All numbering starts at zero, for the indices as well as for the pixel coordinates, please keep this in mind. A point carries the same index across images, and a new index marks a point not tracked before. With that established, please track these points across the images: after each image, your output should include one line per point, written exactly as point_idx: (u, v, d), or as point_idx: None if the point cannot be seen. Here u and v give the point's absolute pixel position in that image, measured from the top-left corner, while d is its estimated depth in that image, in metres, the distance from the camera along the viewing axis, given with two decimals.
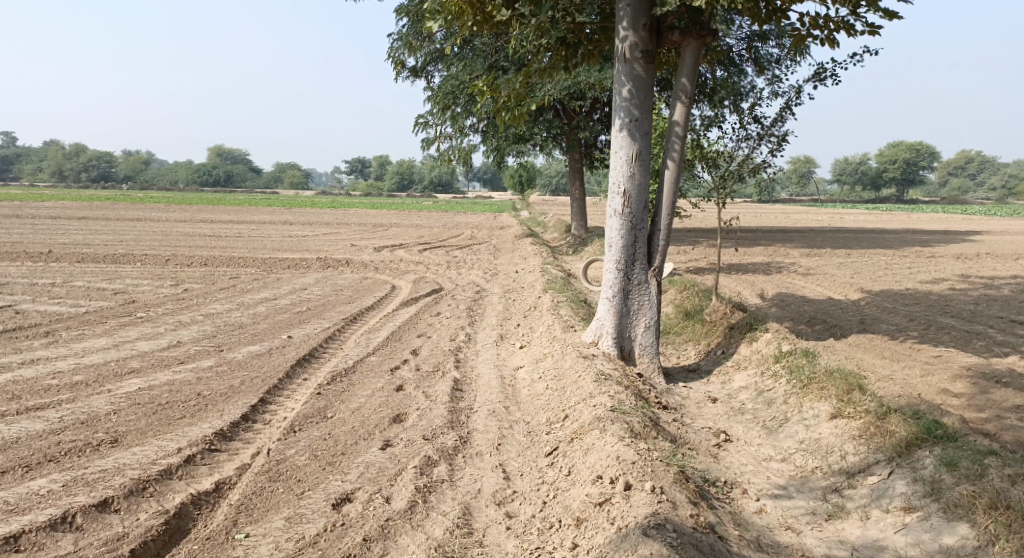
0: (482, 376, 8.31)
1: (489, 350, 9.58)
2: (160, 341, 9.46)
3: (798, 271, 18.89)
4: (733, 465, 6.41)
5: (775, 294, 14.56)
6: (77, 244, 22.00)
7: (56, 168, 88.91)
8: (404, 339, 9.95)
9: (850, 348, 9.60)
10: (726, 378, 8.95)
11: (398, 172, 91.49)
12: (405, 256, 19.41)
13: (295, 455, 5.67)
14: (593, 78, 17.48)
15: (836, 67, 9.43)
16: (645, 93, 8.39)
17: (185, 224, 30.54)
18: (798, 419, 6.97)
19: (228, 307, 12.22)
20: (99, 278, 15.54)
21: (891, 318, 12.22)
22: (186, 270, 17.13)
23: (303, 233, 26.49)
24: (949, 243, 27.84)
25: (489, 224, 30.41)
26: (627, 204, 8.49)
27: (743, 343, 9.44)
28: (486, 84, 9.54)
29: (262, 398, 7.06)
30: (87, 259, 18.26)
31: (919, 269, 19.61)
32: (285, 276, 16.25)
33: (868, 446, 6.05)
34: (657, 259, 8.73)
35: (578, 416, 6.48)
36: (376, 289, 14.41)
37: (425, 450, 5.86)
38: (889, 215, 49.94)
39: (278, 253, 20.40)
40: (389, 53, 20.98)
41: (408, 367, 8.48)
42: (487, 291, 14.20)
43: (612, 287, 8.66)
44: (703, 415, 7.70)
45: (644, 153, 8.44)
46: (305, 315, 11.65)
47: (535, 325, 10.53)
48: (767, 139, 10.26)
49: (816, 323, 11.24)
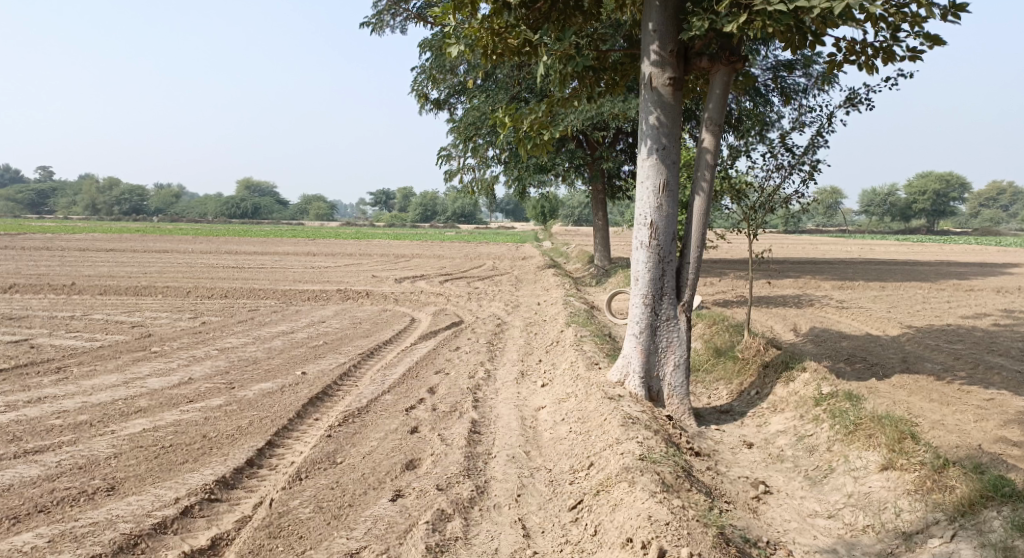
0: (502, 417, 7.89)
1: (510, 388, 9.15)
2: (171, 377, 9.13)
3: (831, 304, 18.34)
4: (775, 522, 6.11)
5: (808, 329, 14.03)
6: (100, 275, 21.90)
7: (87, 200, 90.11)
8: (422, 376, 9.55)
9: (894, 390, 9.08)
10: (761, 420, 8.47)
11: (423, 203, 91.95)
12: (427, 288, 19.09)
13: (299, 507, 5.27)
14: (617, 107, 17.17)
15: (870, 91, 9.02)
16: (673, 121, 8.01)
17: (209, 255, 30.49)
18: (844, 469, 6.70)
19: (244, 341, 11.89)
20: (118, 311, 15.33)
21: (934, 355, 11.66)
22: (206, 302, 16.90)
23: (325, 264, 26.32)
24: (987, 275, 27.04)
25: (512, 255, 30.10)
26: (655, 235, 8.08)
27: (778, 384, 8.96)
28: (508, 114, 9.20)
29: (270, 440, 6.67)
30: (109, 291, 18.11)
31: (958, 303, 18.96)
32: (305, 308, 15.97)
33: (924, 504, 5.82)
34: (686, 294, 8.28)
35: (604, 465, 6.05)
36: (396, 322, 14.05)
37: (439, 502, 5.43)
38: (920, 246, 48.94)
39: (299, 284, 20.15)
40: (412, 86, 20.91)
41: (424, 407, 8.08)
42: (509, 324, 13.79)
43: (638, 324, 8.22)
44: (738, 462, 7.23)
45: (672, 183, 8.04)
46: (321, 350, 11.31)
47: (558, 361, 10.08)
48: (799, 168, 9.82)
49: (855, 361, 10.72)
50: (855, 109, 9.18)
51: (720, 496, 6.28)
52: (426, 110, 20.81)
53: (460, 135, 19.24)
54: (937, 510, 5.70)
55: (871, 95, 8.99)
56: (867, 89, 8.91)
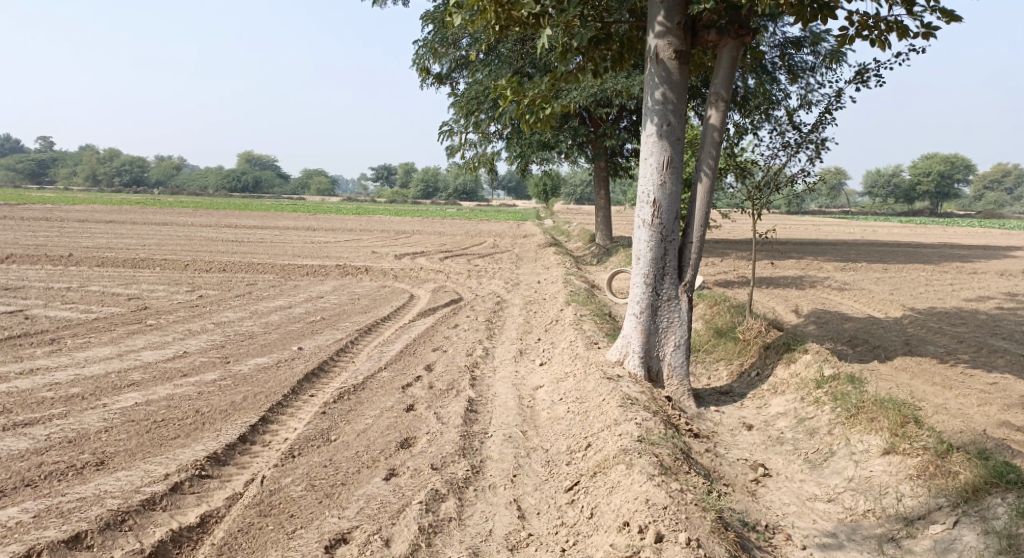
0: (500, 396, 7.79)
1: (508, 366, 9.05)
2: (166, 351, 9.04)
3: (833, 286, 18.21)
4: (774, 505, 6.02)
5: (810, 311, 13.90)
6: (98, 247, 21.79)
7: (89, 172, 89.88)
8: (419, 353, 9.45)
9: (896, 373, 8.98)
10: (761, 402, 8.38)
11: (425, 179, 91.71)
12: (427, 265, 18.96)
13: (290, 485, 5.18)
14: (621, 84, 16.95)
15: (880, 67, 8.81)
16: (679, 96, 7.83)
17: (209, 228, 30.32)
18: (845, 453, 6.60)
19: (240, 315, 11.79)
20: (114, 283, 15.20)
21: (937, 338, 11.54)
22: (204, 275, 16.78)
23: (325, 239, 26.19)
24: (990, 258, 26.88)
25: (514, 233, 29.93)
26: (658, 213, 7.93)
27: (779, 366, 8.87)
28: (510, 87, 9.01)
29: (263, 415, 6.58)
30: (106, 263, 17.98)
31: (961, 286, 18.83)
32: (303, 283, 15.85)
33: (927, 490, 5.72)
34: (688, 274, 8.15)
35: (603, 446, 5.95)
36: (394, 298, 13.94)
37: (433, 481, 5.34)
38: (923, 229, 48.68)
39: (299, 259, 20.04)
40: (414, 61, 20.68)
41: (421, 384, 7.98)
42: (508, 302, 13.67)
43: (639, 303, 8.10)
44: (738, 444, 7.13)
45: (676, 160, 7.88)
46: (318, 325, 11.20)
47: (557, 340, 9.98)
48: (806, 146, 9.65)
49: (857, 343, 10.61)
50: (864, 86, 8.99)
51: (718, 478, 6.20)
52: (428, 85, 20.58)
53: (462, 110, 19.03)
54: (940, 496, 5.61)
55: (881, 71, 8.79)
56: (878, 66, 8.70)
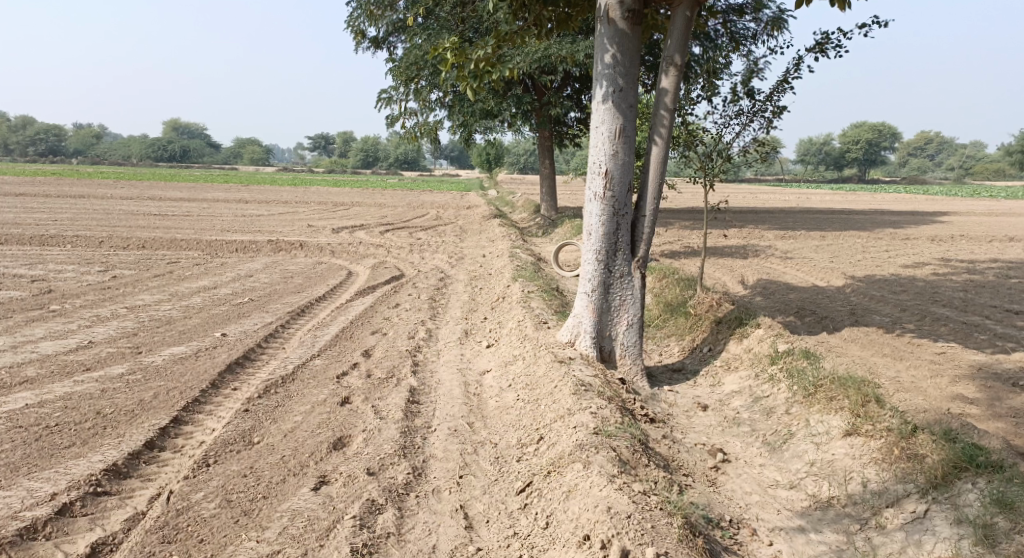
0: (444, 383, 7.24)
1: (452, 349, 8.51)
2: (69, 342, 8.40)
3: (775, 254, 18.08)
4: (735, 495, 5.64)
5: (756, 281, 13.65)
6: (9, 224, 20.43)
7: (4, 143, 85.44)
8: (356, 337, 8.83)
9: (848, 345, 8.70)
10: (715, 379, 8.00)
11: (361, 149, 89.94)
12: (365, 238, 18.22)
13: (202, 502, 4.65)
14: (564, 50, 16.34)
15: (841, 37, 8.51)
16: (632, 59, 7.31)
17: (132, 202, 28.89)
18: (805, 435, 6.20)
19: (159, 298, 11.00)
20: (20, 263, 14.14)
21: (883, 307, 11.38)
22: (122, 253, 15.79)
23: (258, 212, 25.14)
24: (922, 224, 27.30)
25: (455, 204, 29.25)
26: (610, 185, 7.44)
27: (732, 341, 8.52)
28: (451, 49, 8.31)
29: (175, 417, 6.03)
30: (15, 240, 16.82)
31: (898, 253, 18.90)
32: (231, 260, 15.02)
33: (894, 474, 5.38)
34: (641, 249, 7.69)
35: (555, 441, 5.48)
36: (331, 275, 13.23)
37: (369, 491, 4.79)
38: (855, 196, 49.53)
39: (228, 234, 19.07)
40: (348, 24, 19.70)
41: (358, 373, 7.39)
42: (451, 278, 13.09)
43: (590, 281, 7.62)
44: (694, 427, 6.70)
45: (629, 129, 7.38)
46: (246, 307, 10.49)
47: (503, 319, 9.46)
48: (760, 115, 9.27)
49: (807, 314, 10.34)
50: (824, 55, 8.67)
51: (677, 469, 5.78)
52: (362, 50, 19.63)
53: (399, 77, 18.20)
54: (907, 481, 5.28)
55: (842, 41, 8.49)
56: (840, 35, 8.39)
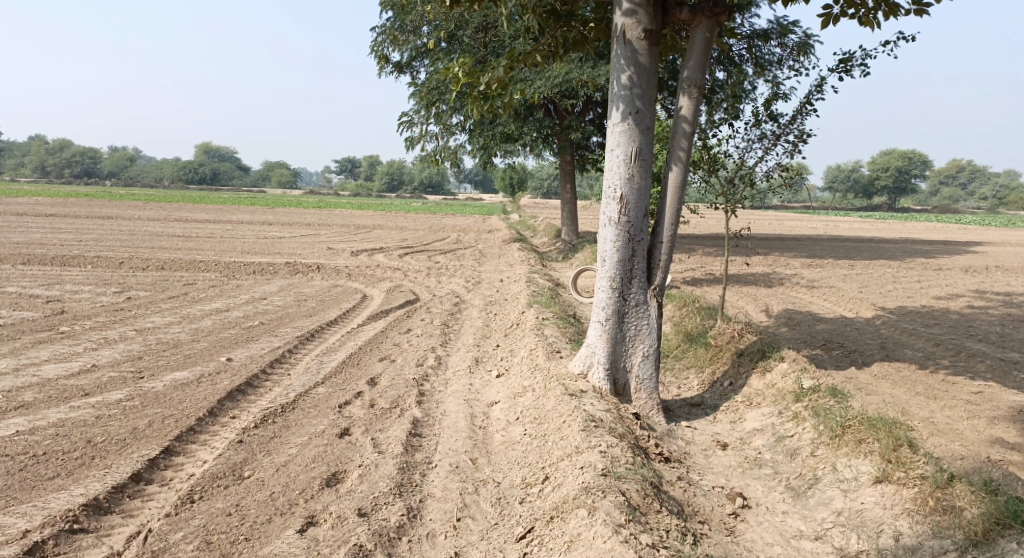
0: (449, 414, 6.94)
1: (461, 378, 8.22)
2: (71, 365, 8.23)
3: (801, 283, 17.63)
4: (755, 546, 5.26)
5: (781, 311, 13.24)
6: (32, 243, 20.54)
7: (40, 164, 87.10)
8: (363, 364, 8.57)
9: (878, 381, 8.29)
10: (736, 416, 7.63)
11: (388, 172, 90.55)
12: (383, 261, 18.06)
13: (180, 543, 4.63)
14: (585, 75, 16.14)
15: (865, 55, 8.19)
16: (649, 80, 7.06)
17: (157, 223, 29.08)
18: (831, 480, 5.80)
19: (169, 320, 10.84)
20: (37, 283, 14.10)
21: (914, 341, 10.92)
22: (139, 274, 15.73)
23: (280, 234, 25.12)
24: (953, 254, 26.67)
25: (477, 228, 29.11)
26: (625, 210, 7.15)
27: (754, 376, 8.16)
28: (463, 70, 8.10)
29: (167, 447, 5.79)
30: (35, 260, 16.83)
31: (930, 283, 18.35)
32: (247, 282, 14.88)
33: (929, 528, 4.98)
34: (658, 277, 7.38)
35: (561, 483, 5.18)
36: (345, 299, 13.03)
37: (356, 534, 4.68)
38: (884, 224, 48.75)
39: (247, 256, 19.01)
40: (371, 48, 19.71)
41: (361, 402, 7.12)
42: (467, 303, 12.83)
43: (604, 310, 7.31)
44: (712, 467, 6.34)
45: (645, 152, 7.12)
46: (256, 330, 10.29)
47: (516, 347, 9.17)
48: (783, 138, 8.96)
49: (833, 348, 9.93)
50: (848, 75, 8.35)
51: (692, 515, 5.43)
52: (384, 74, 19.61)
53: (421, 100, 18.12)
54: (944, 537, 4.88)
55: (867, 59, 8.17)
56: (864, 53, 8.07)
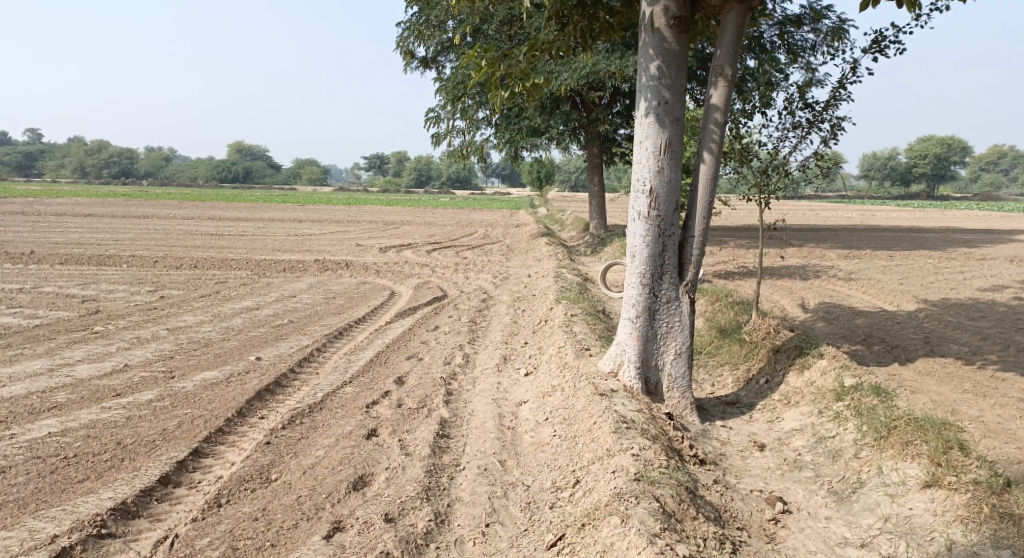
0: (478, 415, 6.82)
1: (490, 377, 8.09)
2: (103, 366, 8.23)
3: (838, 275, 17.25)
4: (798, 553, 5.08)
5: (817, 305, 12.93)
6: (68, 243, 20.81)
7: (78, 164, 88.52)
8: (390, 362, 8.47)
9: (921, 378, 8.02)
10: (773, 415, 7.42)
11: (417, 167, 90.91)
12: (412, 257, 17.99)
13: (207, 549, 4.57)
14: (613, 66, 15.90)
15: (898, 33, 7.89)
16: (678, 70, 6.86)
17: (189, 221, 29.35)
18: (877, 484, 5.60)
19: (200, 319, 10.85)
20: (72, 282, 14.22)
21: (958, 335, 10.57)
22: (171, 273, 15.82)
23: (310, 231, 25.20)
24: (995, 244, 25.98)
25: (505, 222, 28.98)
26: (655, 204, 6.97)
27: (792, 374, 7.93)
28: (487, 63, 7.95)
29: (195, 448, 5.73)
30: (70, 259, 17.01)
31: (972, 274, 17.86)
32: (278, 280, 14.90)
33: (985, 538, 4.76)
34: (690, 272, 7.18)
35: (594, 487, 5.05)
36: (373, 296, 12.98)
37: (383, 542, 4.59)
38: (921, 212, 47.74)
39: (277, 253, 19.06)
40: (398, 43, 19.65)
41: (389, 402, 7.02)
42: (495, 299, 12.69)
43: (635, 307, 7.14)
44: (750, 470, 6.14)
45: (675, 145, 6.92)
46: (285, 329, 10.25)
47: (545, 344, 9.01)
48: (818, 126, 8.69)
49: (873, 343, 9.64)
50: (882, 55, 8.05)
51: (731, 520, 5.26)
52: (412, 69, 19.54)
53: (448, 95, 18.02)
54: (1002, 547, 4.66)
55: (900, 37, 7.87)
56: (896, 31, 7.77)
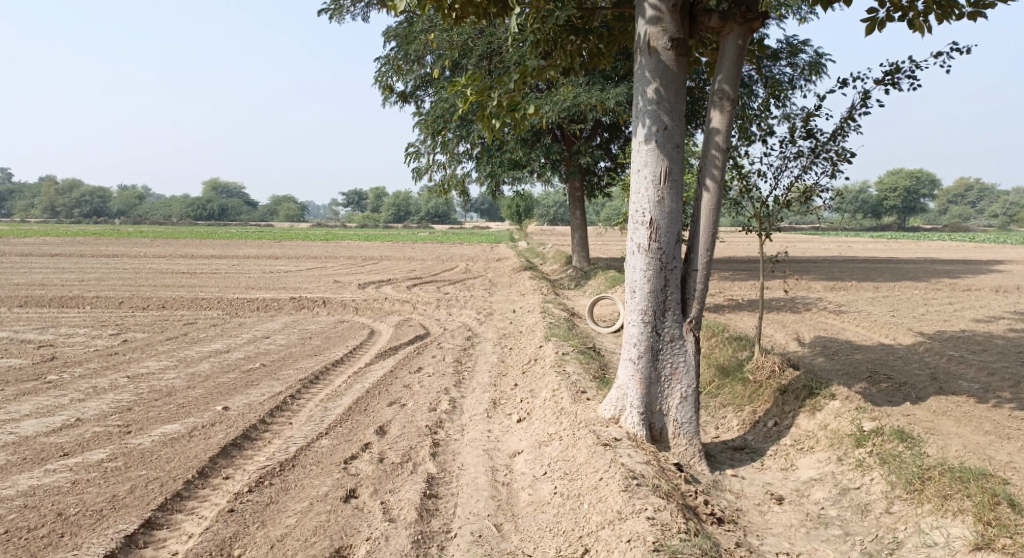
0: (468, 469, 6.19)
1: (478, 424, 7.46)
2: (53, 420, 7.51)
3: (828, 308, 16.85)
4: None
5: (813, 339, 12.44)
6: (31, 284, 19.94)
7: (49, 204, 87.34)
8: (371, 410, 7.82)
9: (939, 418, 7.51)
10: (787, 462, 6.84)
11: (394, 204, 90.66)
12: (392, 294, 17.40)
13: None
14: (594, 98, 15.54)
15: (914, 67, 7.80)
16: (677, 93, 6.39)
17: (161, 259, 28.54)
18: (918, 545, 5.09)
19: (165, 365, 10.14)
20: (31, 327, 13.44)
21: (965, 370, 10.09)
22: (138, 314, 15.05)
23: (286, 268, 24.49)
24: (977, 273, 25.88)
25: (484, 256, 28.42)
26: (655, 236, 6.45)
27: (803, 416, 7.38)
28: (471, 89, 7.37)
29: (148, 519, 5.15)
30: (32, 301, 16.20)
31: (963, 305, 17.53)
32: (250, 320, 14.20)
33: None
34: (694, 309, 6.64)
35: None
36: (352, 335, 12.32)
37: None
38: (898, 243, 47.89)
39: (251, 291, 18.35)
40: (375, 78, 19.23)
41: (369, 456, 6.38)
42: (480, 337, 12.06)
43: (635, 347, 6.57)
44: (771, 528, 5.57)
45: (676, 172, 6.43)
46: (256, 374, 9.57)
47: (536, 387, 8.40)
48: (823, 156, 8.45)
49: (881, 380, 9.11)
50: (894, 87, 7.94)
51: None
52: (390, 103, 19.09)
53: (427, 128, 17.58)
54: None
55: (916, 71, 7.78)
56: (914, 63, 7.68)
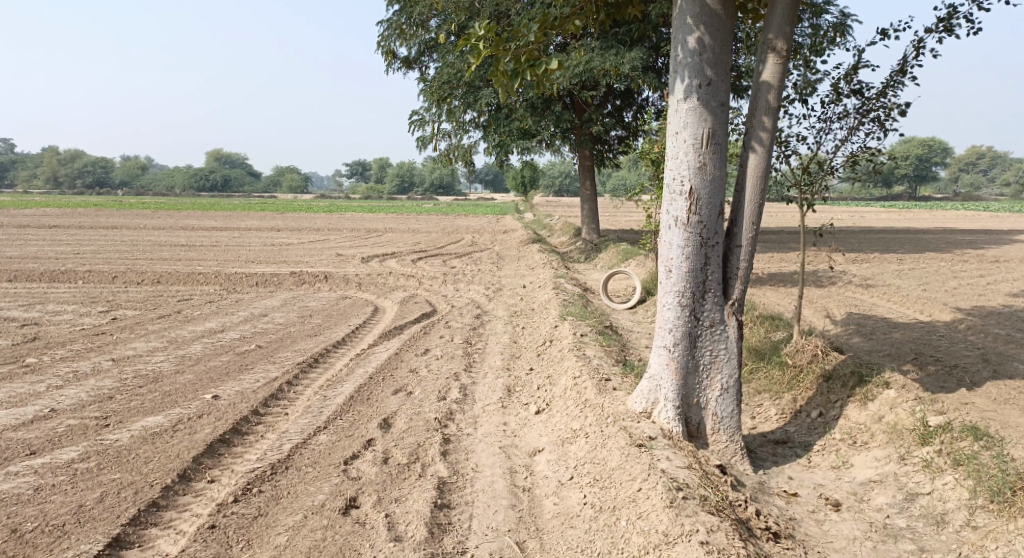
0: (484, 469, 5.49)
1: (492, 416, 6.72)
2: (24, 412, 6.79)
3: (854, 282, 16.03)
4: None
5: (844, 317, 11.60)
6: (25, 258, 19.21)
7: (51, 174, 86.48)
8: (374, 399, 7.08)
9: (1003, 408, 6.76)
10: (838, 460, 6.12)
11: (398, 174, 89.62)
12: (397, 268, 16.62)
13: None
14: (609, 62, 14.61)
15: (972, 9, 6.97)
16: (724, 44, 5.57)
17: (161, 232, 27.70)
18: None
19: (153, 346, 9.40)
20: (16, 304, 12.69)
21: (1016, 351, 9.29)
22: (130, 290, 14.30)
23: (287, 241, 23.69)
24: (1002, 245, 24.85)
25: (491, 228, 27.56)
26: (695, 207, 5.66)
27: (853, 407, 6.63)
28: (484, 40, 6.45)
29: (117, 537, 4.55)
30: (21, 276, 15.44)
31: (994, 278, 16.68)
32: (248, 296, 13.45)
33: None
34: (736, 290, 5.86)
35: None
36: (354, 313, 11.55)
37: None
38: (912, 213, 46.83)
39: (251, 265, 17.60)
40: (378, 43, 18.31)
41: (371, 455, 5.66)
42: (490, 315, 11.28)
43: (671, 333, 5.82)
44: (832, 542, 5.00)
45: (720, 135, 5.63)
46: (251, 356, 8.82)
47: (554, 372, 7.64)
48: (871, 115, 7.63)
49: (928, 364, 8.31)
50: (950, 34, 7.11)
51: None
52: (394, 70, 18.20)
53: (433, 96, 16.73)
54: None
55: (975, 13, 6.95)
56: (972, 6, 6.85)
